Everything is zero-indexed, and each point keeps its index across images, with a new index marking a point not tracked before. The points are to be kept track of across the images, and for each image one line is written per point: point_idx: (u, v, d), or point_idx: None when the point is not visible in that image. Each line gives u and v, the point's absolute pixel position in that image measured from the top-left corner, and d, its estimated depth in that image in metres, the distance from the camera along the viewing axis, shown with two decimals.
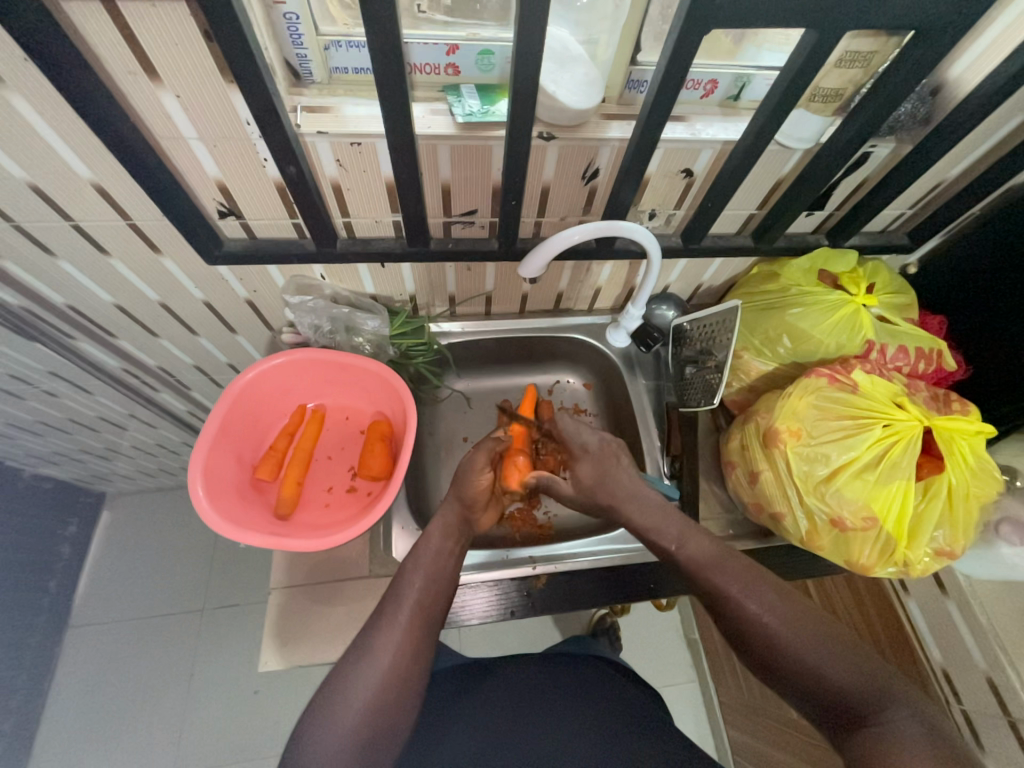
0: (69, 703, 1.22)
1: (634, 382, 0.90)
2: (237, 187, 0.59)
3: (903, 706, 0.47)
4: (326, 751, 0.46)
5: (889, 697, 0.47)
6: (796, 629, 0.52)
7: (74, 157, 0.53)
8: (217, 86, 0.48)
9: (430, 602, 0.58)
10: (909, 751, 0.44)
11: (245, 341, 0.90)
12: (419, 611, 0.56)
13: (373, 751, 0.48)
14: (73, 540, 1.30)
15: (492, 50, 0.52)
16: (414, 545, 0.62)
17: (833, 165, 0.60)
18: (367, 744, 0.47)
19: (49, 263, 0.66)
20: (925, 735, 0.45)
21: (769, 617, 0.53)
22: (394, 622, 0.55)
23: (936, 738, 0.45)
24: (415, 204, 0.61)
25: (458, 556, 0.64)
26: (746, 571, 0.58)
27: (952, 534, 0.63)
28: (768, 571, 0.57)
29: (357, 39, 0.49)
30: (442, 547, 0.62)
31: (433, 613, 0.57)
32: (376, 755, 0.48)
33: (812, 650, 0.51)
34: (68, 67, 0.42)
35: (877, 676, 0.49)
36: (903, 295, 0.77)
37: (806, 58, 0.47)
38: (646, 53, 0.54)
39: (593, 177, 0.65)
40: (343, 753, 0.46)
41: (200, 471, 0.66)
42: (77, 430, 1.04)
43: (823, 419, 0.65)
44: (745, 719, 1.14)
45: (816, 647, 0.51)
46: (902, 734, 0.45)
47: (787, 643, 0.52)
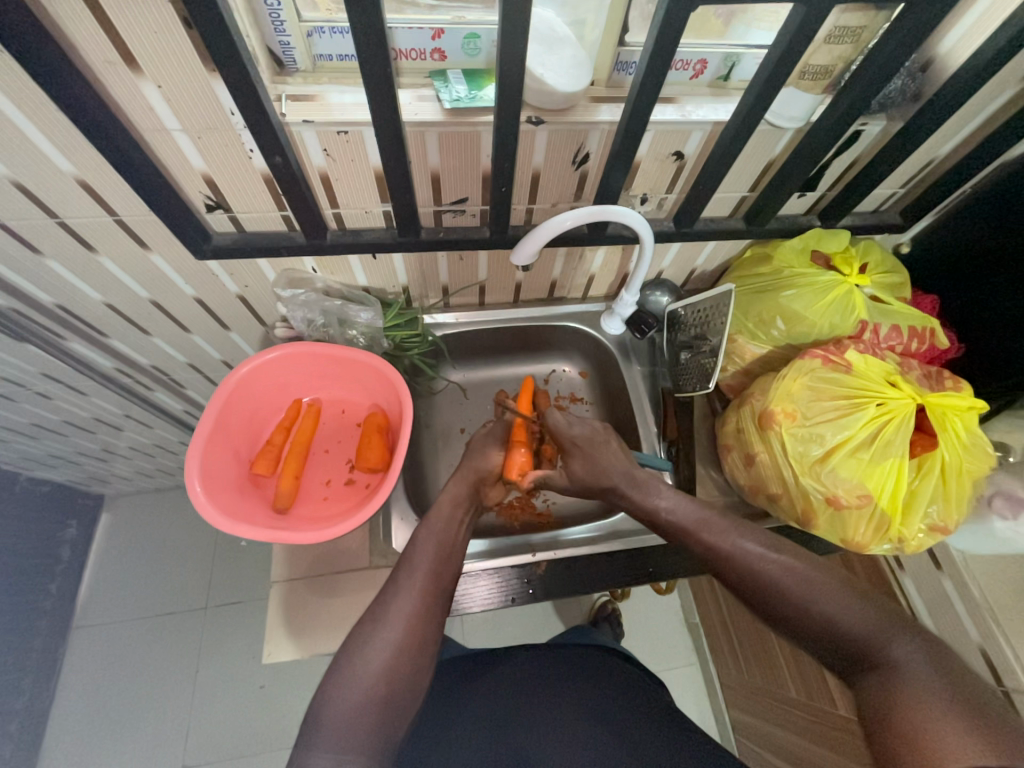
0: (76, 703, 1.23)
1: (630, 369, 0.90)
2: (224, 180, 0.59)
3: (918, 648, 0.47)
4: (347, 706, 0.49)
5: (898, 639, 0.48)
6: (795, 580, 0.55)
7: (55, 152, 0.52)
8: (199, 75, 0.47)
9: (441, 569, 0.61)
10: (924, 693, 0.44)
11: (238, 337, 0.89)
12: (431, 577, 0.60)
13: (395, 699, 0.51)
14: (73, 542, 1.30)
15: (477, 34, 0.51)
16: (427, 514, 0.67)
17: (824, 144, 0.59)
18: (386, 696, 0.50)
19: (35, 262, 0.65)
20: (942, 676, 0.45)
21: (768, 572, 0.57)
22: (409, 588, 0.58)
23: (951, 674, 0.45)
24: (404, 193, 0.60)
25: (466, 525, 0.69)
26: (732, 528, 0.62)
27: (945, 509, 0.64)
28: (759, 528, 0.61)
29: (341, 24, 0.49)
30: (453, 515, 0.68)
31: (444, 582, 0.61)
32: (394, 712, 0.50)
33: (817, 600, 0.53)
34: (45, 58, 0.41)
35: (888, 620, 0.49)
36: (897, 274, 0.77)
37: (795, 34, 0.47)
38: (634, 34, 0.53)
39: (584, 162, 0.64)
40: (364, 707, 0.49)
41: (196, 468, 0.66)
42: (71, 431, 1.03)
43: (817, 399, 0.66)
44: (747, 699, 1.15)
45: (820, 598, 0.53)
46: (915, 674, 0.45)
47: (793, 597, 0.54)
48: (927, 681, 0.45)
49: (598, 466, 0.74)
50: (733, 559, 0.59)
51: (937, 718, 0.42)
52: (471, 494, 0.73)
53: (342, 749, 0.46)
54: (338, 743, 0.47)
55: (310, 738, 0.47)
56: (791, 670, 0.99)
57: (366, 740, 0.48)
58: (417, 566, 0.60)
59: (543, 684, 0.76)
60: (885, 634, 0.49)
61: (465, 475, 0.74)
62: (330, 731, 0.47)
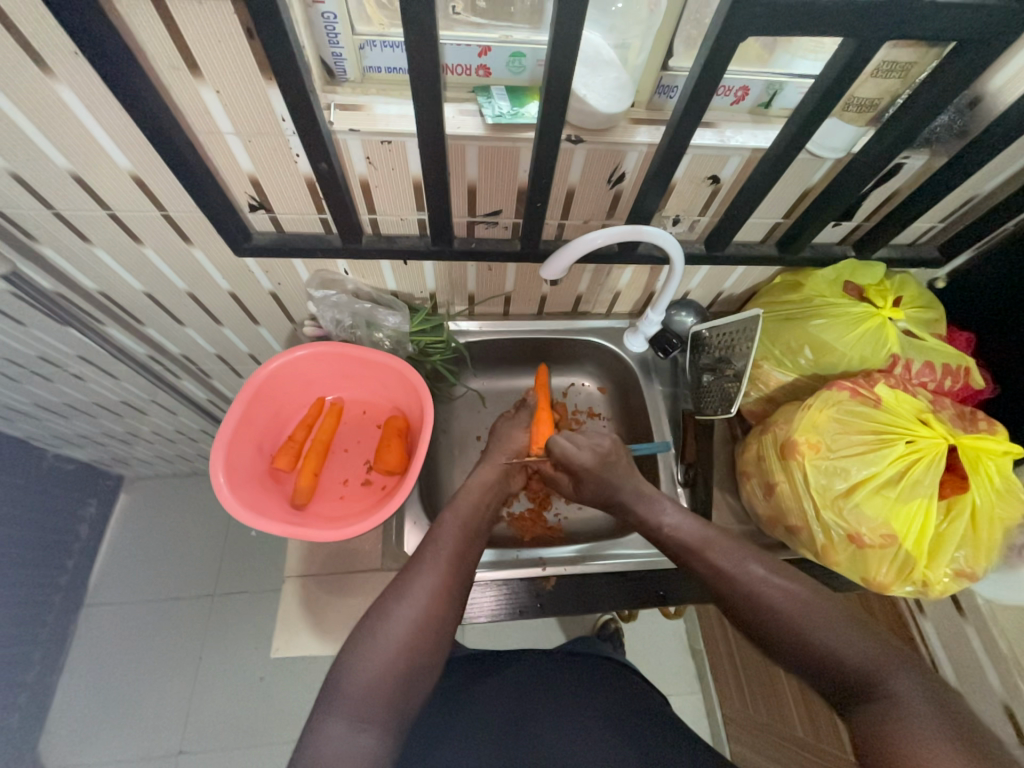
0: (81, 680, 1.26)
1: (651, 388, 0.89)
2: (269, 183, 0.61)
3: (914, 683, 0.48)
4: (363, 678, 0.51)
5: (895, 674, 0.48)
6: (797, 604, 0.55)
7: (114, 148, 0.54)
8: (256, 81, 0.49)
9: (463, 552, 0.63)
10: (923, 730, 0.45)
11: (267, 333, 0.91)
12: (454, 559, 0.61)
13: (411, 678, 0.53)
14: (91, 520, 1.34)
15: (523, 52, 0.52)
16: (452, 499, 0.68)
17: (865, 175, 0.59)
18: (405, 672, 0.53)
19: (85, 249, 0.68)
20: (937, 711, 0.46)
21: (766, 594, 0.56)
22: (432, 567, 0.60)
23: (943, 710, 0.46)
24: (441, 202, 0.61)
25: (490, 512, 0.70)
26: (737, 552, 0.61)
27: (974, 555, 0.62)
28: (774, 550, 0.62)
29: (392, 39, 0.50)
30: (478, 502, 0.69)
31: (466, 563, 0.62)
32: (411, 686, 0.53)
33: (817, 626, 0.53)
34: (117, 62, 0.43)
35: (886, 656, 0.50)
36: (931, 309, 0.75)
37: (843, 67, 0.47)
38: (678, 59, 0.54)
39: (619, 182, 0.65)
40: (379, 684, 0.51)
41: (221, 458, 0.67)
42: (100, 412, 1.07)
43: (843, 431, 0.65)
44: (749, 733, 1.13)
45: (821, 628, 0.52)
46: (910, 709, 0.46)
47: (790, 619, 0.54)
48: (923, 718, 0.45)
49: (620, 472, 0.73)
50: (733, 578, 0.59)
51: (938, 741, 0.43)
52: (497, 481, 0.74)
53: (356, 720, 0.49)
54: (354, 712, 0.50)
55: (329, 703, 0.50)
56: (797, 705, 0.97)
57: (383, 711, 0.50)
58: (441, 546, 0.62)
59: (549, 690, 0.75)
60: (885, 669, 0.49)
61: (494, 464, 0.76)
62: (349, 699, 0.50)
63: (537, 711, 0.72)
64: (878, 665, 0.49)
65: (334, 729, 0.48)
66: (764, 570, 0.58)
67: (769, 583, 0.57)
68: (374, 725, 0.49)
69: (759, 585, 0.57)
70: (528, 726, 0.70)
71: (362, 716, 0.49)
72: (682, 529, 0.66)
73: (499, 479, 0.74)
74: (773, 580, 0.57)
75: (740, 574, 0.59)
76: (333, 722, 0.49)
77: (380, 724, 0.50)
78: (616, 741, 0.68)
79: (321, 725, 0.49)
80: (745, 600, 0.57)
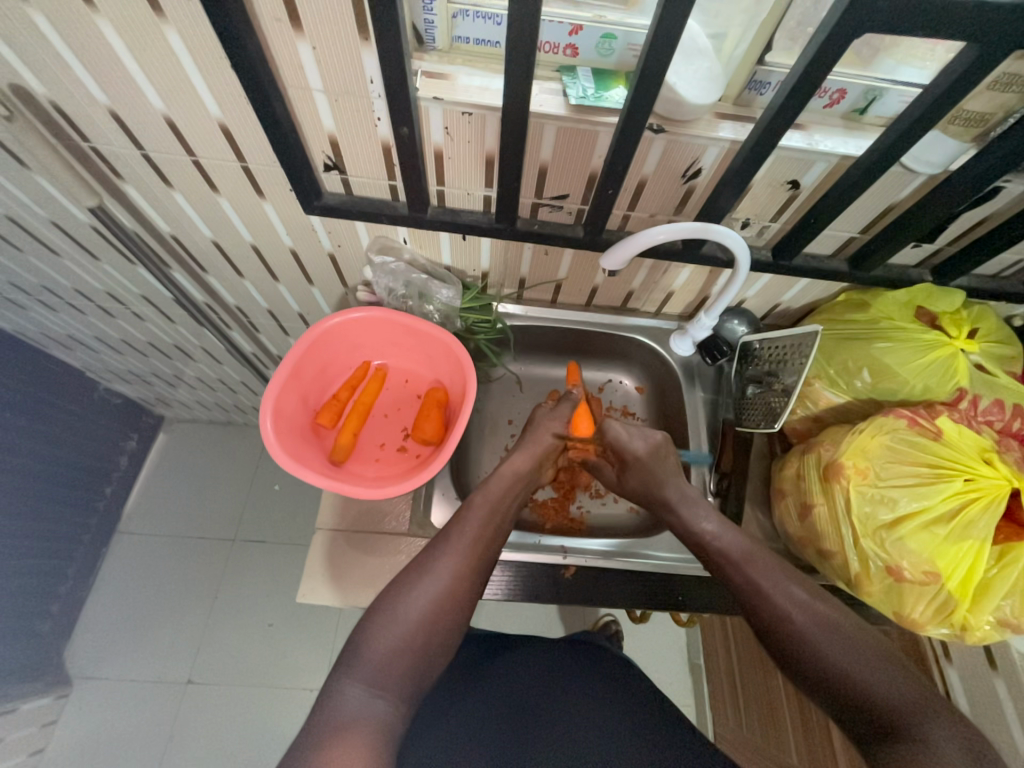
0: (107, 601, 1.34)
1: (692, 393, 0.88)
2: (346, 144, 0.62)
3: (950, 733, 0.47)
4: (385, 646, 0.53)
5: (933, 720, 0.48)
6: (833, 637, 0.54)
7: (208, 95, 0.56)
8: (353, 41, 0.49)
9: (489, 537, 0.64)
10: None
11: (319, 294, 0.94)
12: (478, 543, 0.62)
13: (427, 653, 0.55)
14: (132, 454, 1.41)
15: (615, 34, 0.51)
16: (483, 482, 0.69)
17: (961, 195, 0.56)
18: (423, 646, 0.55)
19: (164, 192, 0.71)
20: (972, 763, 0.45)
21: (800, 622, 0.55)
22: (457, 548, 0.61)
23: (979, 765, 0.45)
24: (510, 180, 0.61)
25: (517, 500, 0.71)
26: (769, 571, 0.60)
27: (1022, 606, 0.59)
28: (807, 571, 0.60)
29: (487, 9, 0.50)
30: (507, 488, 0.69)
31: (491, 546, 0.63)
32: (428, 659, 0.55)
33: (851, 663, 0.52)
34: (228, 9, 0.45)
35: (923, 701, 0.49)
36: (1008, 346, 0.71)
37: (962, 74, 0.44)
38: (776, 54, 0.51)
39: (694, 177, 0.63)
40: (398, 654, 0.53)
41: (271, 407, 0.70)
42: (154, 352, 1.12)
43: (895, 461, 0.62)
44: (741, 753, 1.12)
45: (855, 662, 0.52)
46: (945, 759, 0.45)
47: (821, 650, 0.54)
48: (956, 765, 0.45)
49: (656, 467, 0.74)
50: (768, 600, 0.58)
51: None
52: (528, 468, 0.74)
53: (374, 686, 0.51)
54: (372, 677, 0.51)
55: (349, 665, 0.52)
56: (797, 733, 0.95)
57: (398, 681, 0.52)
58: (468, 527, 0.63)
59: (561, 674, 0.76)
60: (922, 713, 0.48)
61: (528, 450, 0.75)
62: (368, 665, 0.52)
63: (554, 698, 0.73)
64: (913, 710, 0.49)
65: (352, 692, 0.50)
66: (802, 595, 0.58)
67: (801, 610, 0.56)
68: (389, 693, 0.51)
69: (789, 610, 0.57)
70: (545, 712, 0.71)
71: (380, 683, 0.51)
72: (712, 537, 0.65)
73: (530, 467, 0.74)
74: (804, 607, 0.57)
75: (775, 595, 0.58)
76: (352, 684, 0.51)
77: (394, 693, 0.51)
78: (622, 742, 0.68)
79: (339, 685, 0.51)
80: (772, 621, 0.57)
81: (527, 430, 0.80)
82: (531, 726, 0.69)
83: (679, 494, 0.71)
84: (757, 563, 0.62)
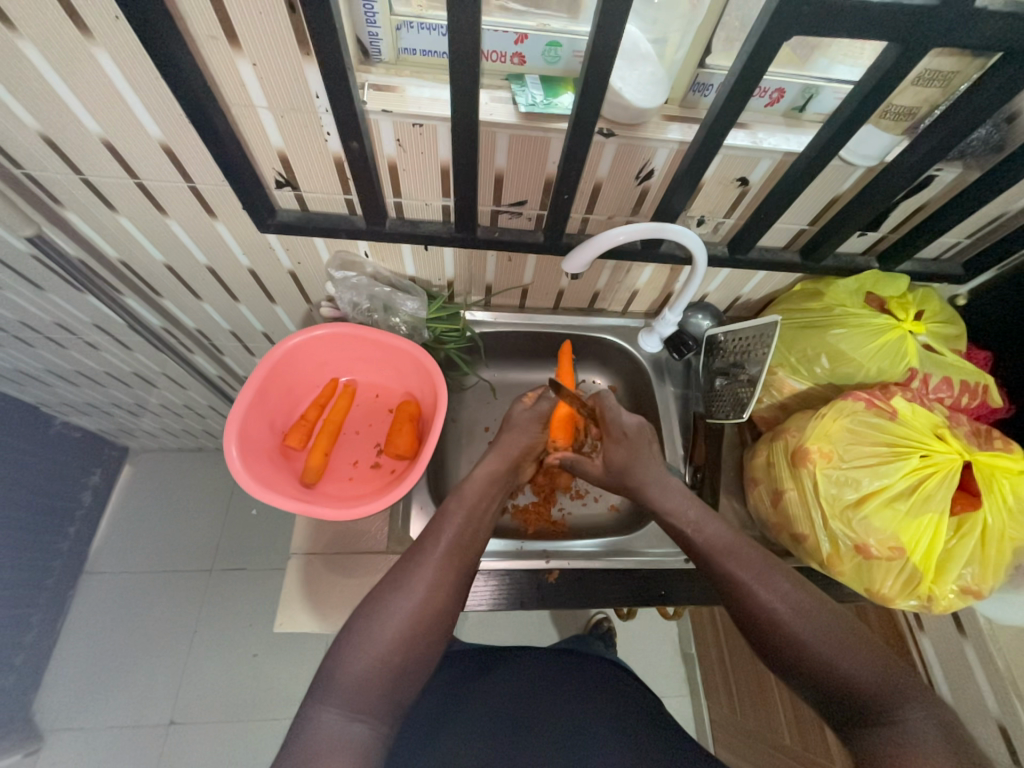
0: (77, 646, 1.27)
1: (662, 389, 0.89)
2: (297, 160, 0.61)
3: (925, 714, 0.49)
4: (360, 669, 0.52)
5: (909, 702, 0.50)
6: (817, 627, 0.55)
7: (147, 116, 0.54)
8: (294, 56, 0.49)
9: (464, 546, 0.63)
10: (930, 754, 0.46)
11: (282, 312, 0.92)
12: (453, 555, 0.61)
13: (405, 672, 0.53)
14: (95, 489, 1.35)
15: (560, 42, 0.52)
16: (456, 490, 0.68)
17: (897, 185, 0.58)
18: (400, 665, 0.53)
19: (109, 217, 0.68)
20: (945, 739, 0.48)
21: (785, 615, 0.56)
22: (431, 561, 0.60)
23: (948, 738, 0.48)
24: (467, 189, 0.61)
25: (494, 506, 0.70)
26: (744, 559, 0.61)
27: (981, 573, 0.61)
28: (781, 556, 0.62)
29: (430, 21, 0.50)
30: (482, 495, 0.69)
31: (466, 556, 0.63)
32: (405, 679, 0.53)
33: (834, 649, 0.53)
34: (158, 28, 0.43)
35: (900, 682, 0.51)
36: (953, 325, 0.75)
37: (887, 71, 0.46)
38: (716, 57, 0.53)
39: (647, 178, 0.65)
40: (374, 676, 0.52)
41: (235, 433, 0.68)
42: (111, 381, 1.07)
43: (856, 442, 0.64)
44: (735, 738, 1.14)
45: (837, 648, 0.53)
46: (920, 737, 0.47)
47: (805, 637, 0.55)
48: (931, 744, 0.47)
49: (632, 459, 0.74)
50: (751, 594, 0.59)
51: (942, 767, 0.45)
52: (503, 473, 0.73)
53: (351, 710, 0.50)
54: (349, 701, 0.50)
55: (324, 691, 0.51)
56: (787, 713, 0.98)
57: (376, 703, 0.51)
58: (441, 538, 0.62)
59: (552, 684, 0.76)
60: (898, 695, 0.50)
61: (504, 452, 0.75)
62: (343, 689, 0.51)
63: (548, 708, 0.73)
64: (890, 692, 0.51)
65: (327, 718, 0.49)
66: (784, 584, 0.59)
67: (782, 599, 0.58)
68: (366, 717, 0.50)
69: (772, 599, 0.58)
70: (539, 721, 0.71)
71: (357, 707, 0.50)
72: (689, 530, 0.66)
73: (506, 472, 0.74)
74: (786, 595, 0.58)
75: (757, 585, 0.59)
76: (327, 709, 0.50)
77: (372, 716, 0.50)
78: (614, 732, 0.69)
79: (314, 712, 0.50)
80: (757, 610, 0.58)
81: (502, 431, 0.79)
82: (527, 737, 0.69)
83: (656, 489, 0.71)
84: (733, 551, 0.63)
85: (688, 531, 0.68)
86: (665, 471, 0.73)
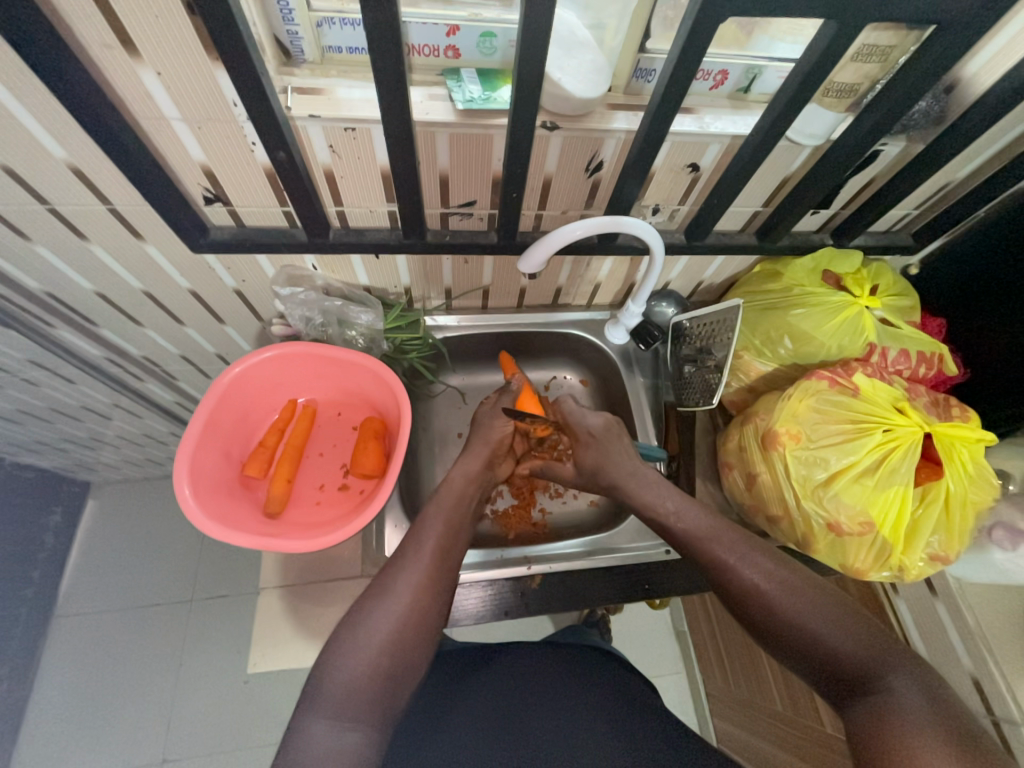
0: (53, 696, 1.21)
1: (632, 380, 0.89)
2: (224, 172, 0.56)
3: (912, 680, 0.48)
4: (346, 677, 0.50)
5: (894, 671, 0.48)
6: (800, 599, 0.55)
7: (45, 135, 0.49)
8: (201, 62, 0.44)
9: (449, 545, 0.62)
10: (913, 723, 0.45)
11: (234, 331, 0.87)
12: (439, 553, 0.60)
13: (396, 676, 0.51)
14: (57, 531, 1.27)
15: (493, 32, 0.49)
16: (438, 492, 0.68)
17: (845, 163, 0.58)
18: (390, 668, 0.51)
19: (24, 248, 0.62)
20: (933, 706, 0.46)
21: (768, 590, 0.57)
22: (417, 561, 0.59)
23: (941, 708, 0.46)
24: (410, 193, 0.58)
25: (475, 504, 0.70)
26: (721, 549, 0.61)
27: (947, 540, 0.63)
28: (758, 541, 0.62)
29: (351, 16, 0.46)
30: (463, 492, 0.68)
31: (452, 554, 0.62)
32: (398, 683, 0.51)
33: (816, 620, 0.53)
34: (38, 37, 0.39)
35: (885, 653, 0.50)
36: (907, 296, 0.76)
37: (826, 47, 0.45)
38: (656, 41, 0.51)
39: (597, 170, 0.63)
40: (364, 682, 0.50)
41: (185, 470, 0.64)
42: (58, 419, 1.00)
43: (823, 421, 0.65)
44: (731, 710, 1.16)
45: (819, 619, 0.53)
46: (905, 707, 0.46)
47: (788, 613, 0.55)
48: (915, 712, 0.45)
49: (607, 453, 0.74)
50: (735, 575, 0.59)
51: (927, 737, 0.44)
52: (483, 470, 0.73)
53: (341, 719, 0.47)
54: (338, 709, 0.48)
55: (313, 700, 0.49)
56: (779, 683, 0.99)
57: (366, 710, 0.49)
58: (425, 540, 0.61)
59: (552, 679, 0.75)
60: (884, 665, 0.49)
61: (479, 453, 0.74)
62: (330, 697, 0.49)
63: (537, 707, 0.71)
64: (876, 664, 0.49)
65: (317, 729, 0.47)
66: (770, 561, 0.59)
67: (763, 573, 0.58)
68: (360, 725, 0.48)
69: (753, 576, 0.58)
70: (529, 721, 0.69)
71: (347, 715, 0.48)
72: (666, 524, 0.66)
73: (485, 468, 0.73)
74: (768, 570, 0.58)
75: (737, 566, 0.59)
76: (317, 720, 0.47)
77: (365, 723, 0.48)
78: (613, 729, 0.68)
79: (303, 724, 0.47)
80: (739, 589, 0.58)
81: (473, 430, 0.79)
82: (524, 734, 0.68)
83: (631, 485, 0.72)
84: (708, 540, 0.63)
85: (665, 524, 0.68)
86: (639, 466, 0.73)
